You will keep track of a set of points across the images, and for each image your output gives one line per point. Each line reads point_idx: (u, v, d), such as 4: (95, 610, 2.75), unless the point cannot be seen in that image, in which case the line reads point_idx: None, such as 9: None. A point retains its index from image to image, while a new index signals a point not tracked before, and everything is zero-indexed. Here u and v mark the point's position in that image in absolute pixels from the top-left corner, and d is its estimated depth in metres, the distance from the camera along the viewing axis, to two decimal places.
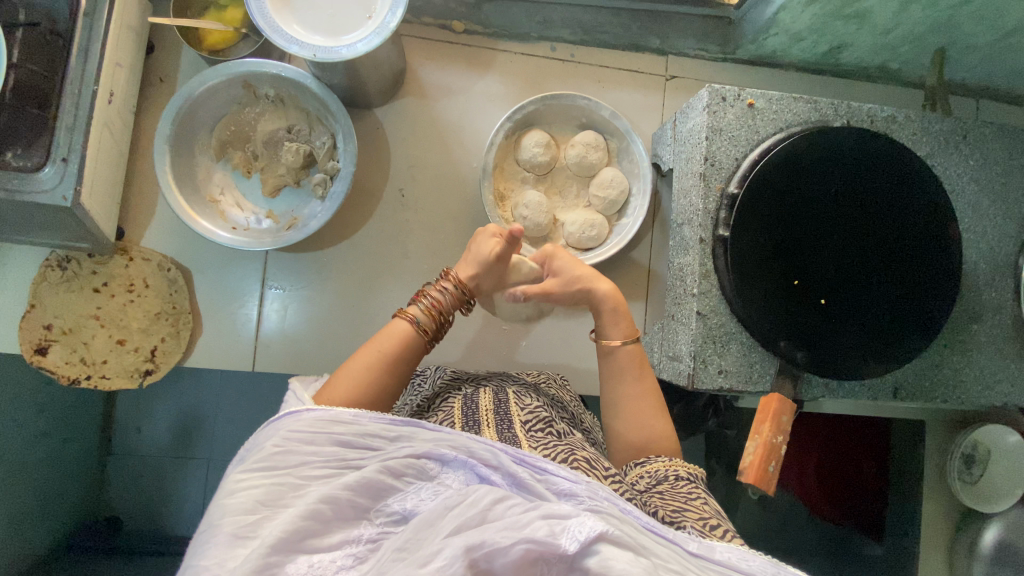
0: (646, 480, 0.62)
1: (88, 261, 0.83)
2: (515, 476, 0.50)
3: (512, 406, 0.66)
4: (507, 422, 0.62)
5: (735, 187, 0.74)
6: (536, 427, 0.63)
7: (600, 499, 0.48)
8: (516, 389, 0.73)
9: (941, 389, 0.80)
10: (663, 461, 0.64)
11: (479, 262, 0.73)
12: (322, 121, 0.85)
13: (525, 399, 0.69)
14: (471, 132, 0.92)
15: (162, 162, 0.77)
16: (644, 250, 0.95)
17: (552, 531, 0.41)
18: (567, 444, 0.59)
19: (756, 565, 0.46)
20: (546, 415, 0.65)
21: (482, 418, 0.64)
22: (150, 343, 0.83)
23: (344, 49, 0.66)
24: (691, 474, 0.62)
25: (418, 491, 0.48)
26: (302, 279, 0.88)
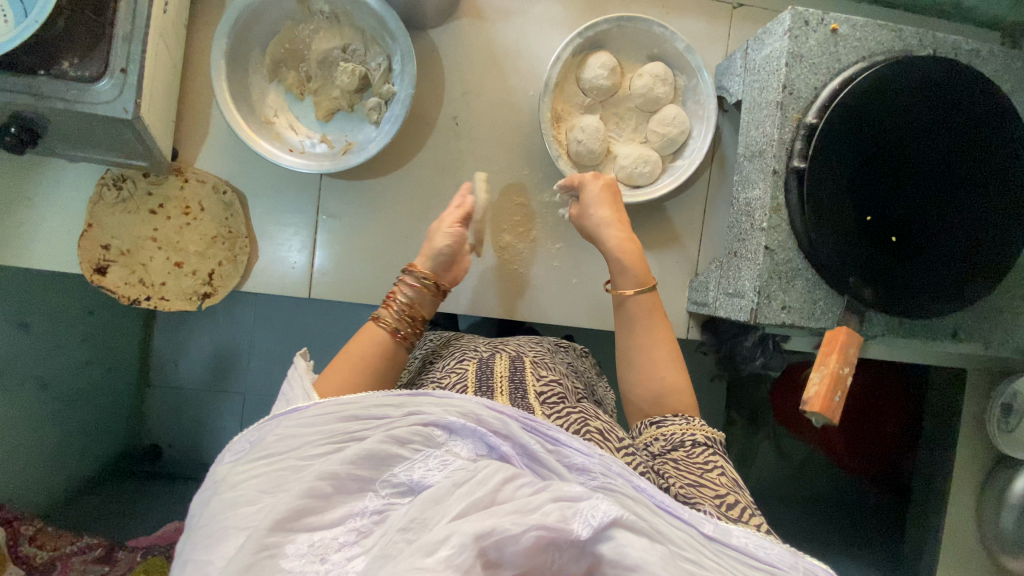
0: (662, 444, 0.61)
1: (143, 181, 0.82)
2: (526, 445, 0.47)
3: (528, 375, 0.63)
4: (521, 391, 0.60)
5: (813, 116, 0.71)
6: (549, 397, 0.60)
7: (615, 475, 0.47)
8: (533, 357, 0.72)
9: (999, 333, 0.79)
10: (682, 424, 0.63)
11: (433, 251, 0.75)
12: (378, 41, 0.81)
13: (541, 370, 0.67)
14: (528, 59, 0.88)
15: (218, 77, 0.76)
16: (700, 189, 0.93)
17: (564, 517, 0.39)
18: (580, 413, 0.57)
19: (773, 553, 0.44)
20: (561, 388, 0.62)
21: (496, 386, 0.60)
22: (207, 267, 0.84)
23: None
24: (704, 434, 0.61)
25: (426, 460, 0.44)
26: (353, 209, 0.86)
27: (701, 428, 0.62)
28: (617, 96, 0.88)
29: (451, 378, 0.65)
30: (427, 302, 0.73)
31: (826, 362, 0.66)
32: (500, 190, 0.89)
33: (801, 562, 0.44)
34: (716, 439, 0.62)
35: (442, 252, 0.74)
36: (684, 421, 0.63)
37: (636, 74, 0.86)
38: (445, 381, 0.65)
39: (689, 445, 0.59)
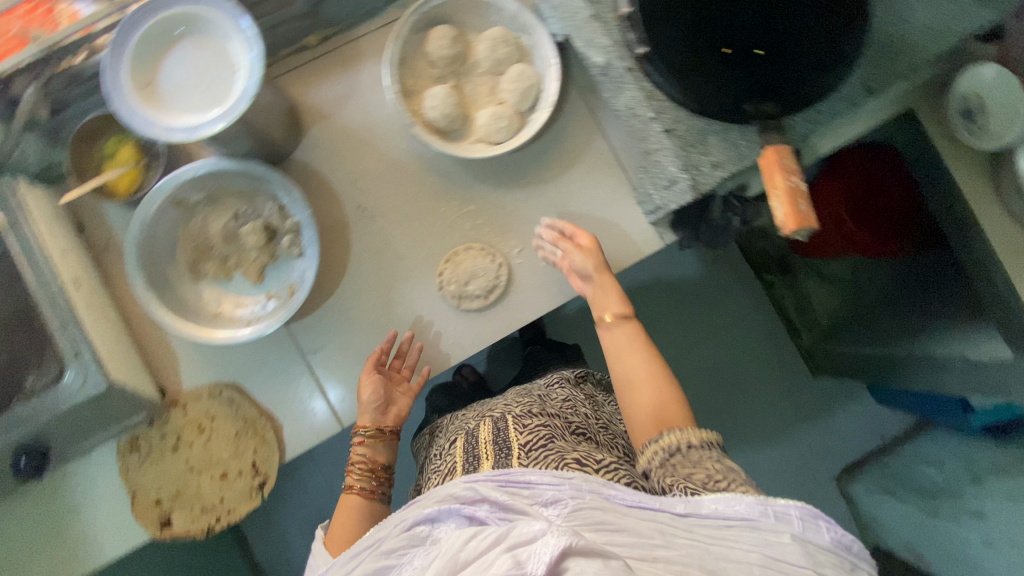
0: (664, 453, 0.70)
1: (153, 429, 0.87)
2: (498, 499, 0.57)
3: (510, 430, 0.74)
4: (504, 449, 0.71)
5: (626, 6, 0.75)
6: (532, 446, 0.71)
7: (583, 492, 0.57)
8: (518, 410, 0.81)
9: (907, 61, 0.81)
10: (676, 445, 0.70)
11: (369, 407, 0.87)
12: (258, 191, 0.87)
13: (525, 420, 0.77)
14: (383, 121, 0.93)
15: (153, 306, 0.81)
16: (591, 121, 0.96)
17: (516, 561, 0.45)
18: (557, 452, 0.69)
19: (743, 507, 0.56)
20: (543, 432, 0.73)
21: (481, 451, 0.73)
22: (247, 460, 0.87)
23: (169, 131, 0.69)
24: (692, 442, 0.70)
25: (414, 558, 0.54)
26: (329, 334, 0.90)
27: (698, 435, 0.70)
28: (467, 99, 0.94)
29: (448, 460, 0.77)
30: (382, 451, 0.86)
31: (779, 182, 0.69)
32: (434, 236, 0.93)
33: (769, 507, 0.56)
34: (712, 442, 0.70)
35: (373, 402, 0.87)
36: (670, 433, 0.72)
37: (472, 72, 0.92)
38: (444, 468, 0.77)
39: (685, 450, 0.69)
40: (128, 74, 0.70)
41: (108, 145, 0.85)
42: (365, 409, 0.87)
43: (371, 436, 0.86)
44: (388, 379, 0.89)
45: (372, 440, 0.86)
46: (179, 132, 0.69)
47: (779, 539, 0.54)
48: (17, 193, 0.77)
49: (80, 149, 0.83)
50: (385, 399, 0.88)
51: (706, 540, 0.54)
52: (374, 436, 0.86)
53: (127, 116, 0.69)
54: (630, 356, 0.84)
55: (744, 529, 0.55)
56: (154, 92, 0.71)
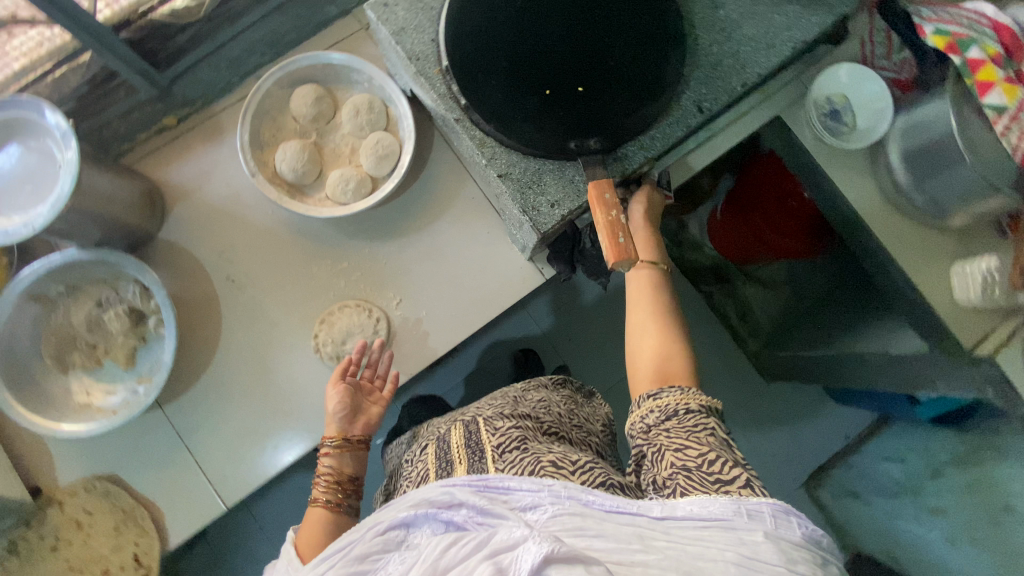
0: (657, 418, 0.64)
1: (30, 530, 0.84)
2: (476, 503, 0.52)
3: (483, 435, 0.68)
4: (478, 453, 0.65)
5: (446, 60, 0.76)
6: (507, 448, 0.64)
7: (564, 498, 0.52)
8: (490, 411, 0.74)
9: (734, 77, 0.81)
10: (677, 415, 0.63)
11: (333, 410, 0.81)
12: (120, 276, 0.87)
13: (496, 421, 0.70)
14: (247, 191, 0.94)
15: (10, 404, 0.80)
16: (456, 167, 0.98)
17: (500, 568, 0.44)
18: (532, 453, 0.62)
19: (715, 507, 0.51)
20: (517, 433, 0.67)
21: (454, 457, 0.67)
22: (129, 553, 0.85)
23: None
24: (692, 412, 0.63)
25: (393, 563, 0.51)
26: (206, 411, 0.88)
27: (688, 398, 0.65)
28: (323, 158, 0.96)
29: (417, 471, 0.70)
30: (349, 460, 0.78)
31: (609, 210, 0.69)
32: (308, 298, 0.93)
33: (742, 505, 0.51)
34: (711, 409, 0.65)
35: (338, 411, 0.81)
36: (669, 397, 0.65)
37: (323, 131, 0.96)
38: (413, 476, 0.70)
39: (682, 420, 0.63)
40: None
41: None
42: (330, 425, 0.81)
43: (334, 443, 0.79)
44: (359, 388, 0.85)
45: (338, 450, 0.78)
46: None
47: (751, 536, 0.49)
48: None
49: None
50: (353, 403, 0.83)
51: (686, 542, 0.49)
52: (337, 443, 0.78)
53: None
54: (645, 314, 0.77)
55: (717, 528, 0.50)
56: None
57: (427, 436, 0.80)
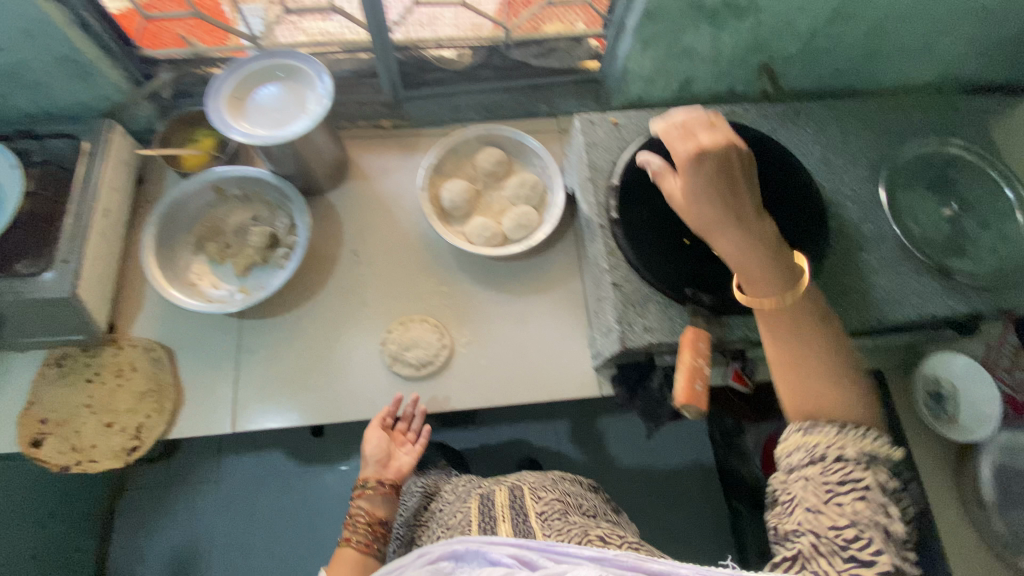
0: (809, 466, 0.57)
1: (82, 356, 0.93)
2: (531, 555, 0.51)
3: (529, 501, 0.72)
4: (522, 515, 0.68)
5: (616, 179, 0.89)
6: (550, 516, 0.68)
7: (627, 568, 0.48)
8: (531, 483, 0.79)
9: (854, 312, 0.85)
10: (830, 439, 0.56)
11: (368, 450, 0.87)
12: (282, 207, 1.03)
13: (539, 492, 0.75)
14: (408, 198, 1.11)
15: (146, 252, 0.93)
16: (573, 263, 1.07)
17: None
18: (580, 525, 0.67)
19: None
20: (560, 505, 0.72)
21: (498, 515, 0.69)
22: (135, 421, 0.90)
23: (230, 131, 0.86)
24: (853, 463, 0.55)
25: None
26: (271, 341, 0.98)
27: (862, 469, 0.55)
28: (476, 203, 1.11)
29: (457, 517, 0.75)
30: (382, 504, 0.84)
31: (721, 129, 0.62)
32: (401, 300, 1.03)
33: None
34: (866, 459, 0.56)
35: (372, 456, 0.87)
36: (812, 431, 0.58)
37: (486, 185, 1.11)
38: (451, 524, 0.75)
39: (836, 468, 0.55)
40: (229, 86, 0.90)
41: (201, 134, 1.05)
42: (366, 469, 0.87)
43: (371, 485, 0.85)
44: (390, 437, 0.90)
45: (377, 494, 0.84)
46: (239, 136, 0.86)
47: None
48: (109, 133, 0.96)
49: (175, 128, 1.03)
50: (388, 450, 0.88)
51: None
52: (372, 488, 0.84)
53: (210, 111, 0.87)
54: (774, 324, 0.62)
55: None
56: (239, 102, 0.89)
57: (466, 489, 0.84)
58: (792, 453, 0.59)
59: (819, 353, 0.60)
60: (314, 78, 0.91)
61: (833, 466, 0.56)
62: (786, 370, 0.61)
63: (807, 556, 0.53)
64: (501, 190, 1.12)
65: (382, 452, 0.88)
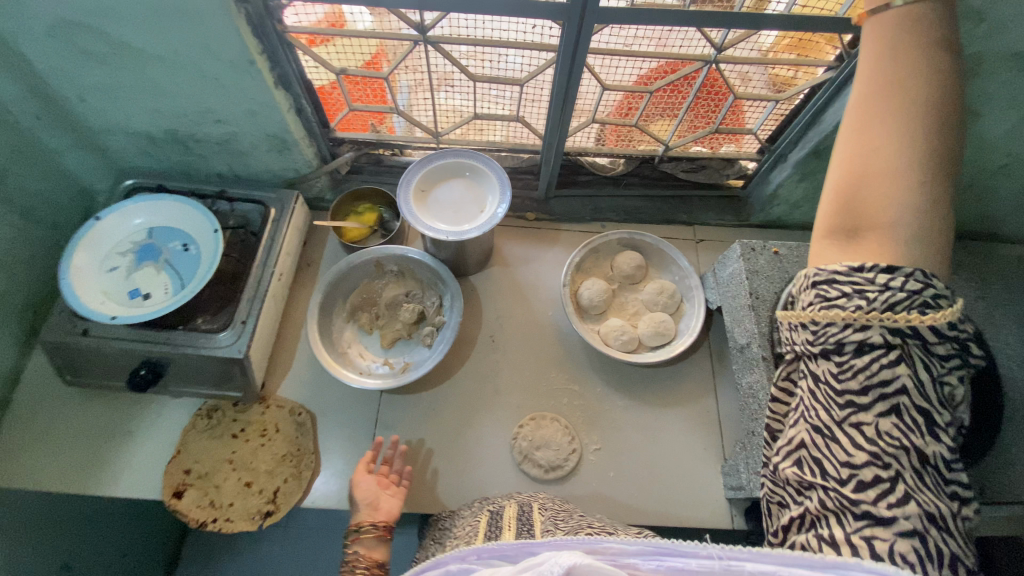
0: (824, 361, 0.48)
1: (232, 410, 0.97)
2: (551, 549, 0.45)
3: (535, 513, 0.73)
4: (529, 524, 0.69)
5: (780, 313, 0.90)
6: (559, 523, 0.68)
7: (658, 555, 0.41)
8: (544, 499, 0.80)
9: None
10: (854, 309, 0.46)
11: (359, 501, 0.83)
12: (432, 286, 1.06)
13: (549, 509, 0.77)
14: (546, 289, 1.13)
15: (311, 323, 0.98)
16: (707, 378, 1.07)
17: None
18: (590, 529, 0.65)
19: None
20: (568, 516, 0.73)
21: (504, 524, 0.69)
22: (273, 484, 0.92)
23: (461, 234, 0.90)
24: (859, 307, 0.46)
25: None
26: (408, 420, 0.99)
27: (866, 315, 0.45)
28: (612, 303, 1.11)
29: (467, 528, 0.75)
30: (379, 544, 0.79)
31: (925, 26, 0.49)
32: (534, 393, 1.03)
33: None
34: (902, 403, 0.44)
35: (359, 502, 0.83)
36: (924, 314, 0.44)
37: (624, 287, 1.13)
38: (460, 534, 0.73)
39: (850, 353, 0.46)
40: (418, 179, 0.96)
41: (363, 206, 1.12)
42: (359, 513, 0.82)
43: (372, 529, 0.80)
44: (377, 482, 0.86)
45: (376, 538, 0.79)
46: (475, 232, 0.91)
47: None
48: (295, 203, 1.03)
49: (345, 199, 1.11)
50: (376, 497, 0.84)
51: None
52: (366, 533, 0.79)
53: (401, 202, 0.93)
54: (873, 113, 0.48)
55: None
56: (424, 195, 0.96)
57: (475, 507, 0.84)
58: (851, 394, 0.45)
59: (910, 216, 0.46)
60: (490, 176, 0.96)
61: (891, 441, 0.43)
62: (847, 196, 0.49)
63: (807, 447, 0.46)
64: (638, 293, 1.12)
65: (370, 498, 0.84)
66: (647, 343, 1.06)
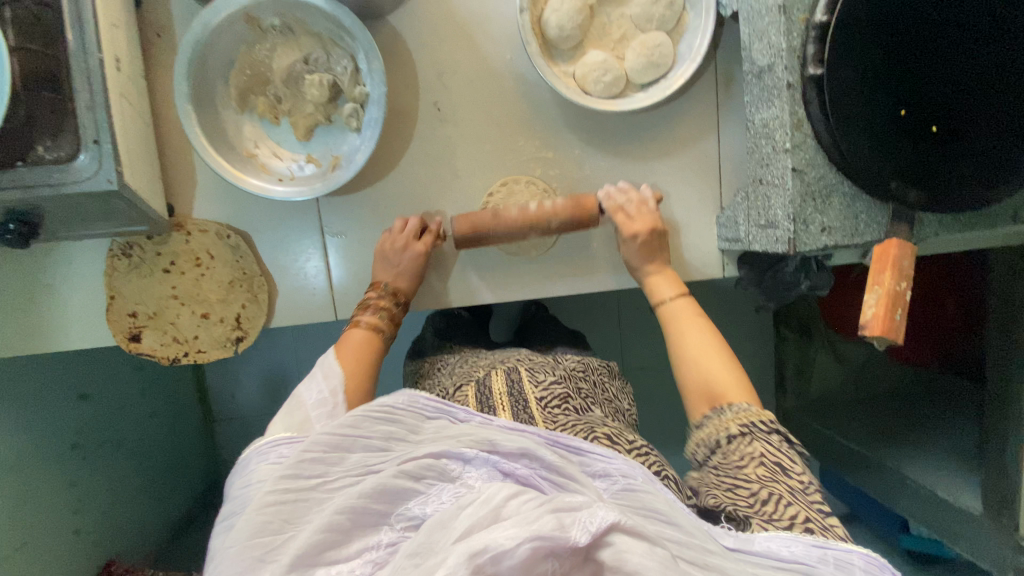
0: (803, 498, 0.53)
1: (149, 244, 0.82)
2: (544, 457, 0.49)
3: (526, 385, 0.65)
4: (522, 403, 0.62)
5: (822, 13, 0.63)
6: (552, 405, 0.63)
7: (635, 476, 0.50)
8: (530, 364, 0.73)
9: None
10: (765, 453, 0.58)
11: (388, 255, 0.81)
12: (338, 42, 0.76)
13: (540, 374, 0.69)
14: (496, 21, 0.82)
15: (190, 123, 0.74)
16: (710, 115, 0.86)
17: (562, 524, 0.41)
18: (586, 423, 0.60)
19: (798, 549, 0.46)
20: (562, 393, 0.65)
21: (497, 403, 0.63)
22: (232, 311, 0.84)
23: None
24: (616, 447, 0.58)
25: (439, 493, 0.47)
26: (359, 222, 0.85)
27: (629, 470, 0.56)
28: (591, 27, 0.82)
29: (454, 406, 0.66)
30: (404, 277, 0.80)
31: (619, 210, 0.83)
32: (499, 167, 0.85)
33: (828, 552, 0.45)
34: (752, 424, 0.61)
35: (393, 252, 0.81)
36: (719, 415, 0.64)
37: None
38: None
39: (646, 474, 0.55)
40: None
41: None
42: (383, 274, 0.81)
43: (386, 291, 0.80)
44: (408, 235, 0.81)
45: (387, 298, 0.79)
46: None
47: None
48: None
49: None
50: (410, 246, 0.81)
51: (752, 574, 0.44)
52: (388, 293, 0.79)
53: None
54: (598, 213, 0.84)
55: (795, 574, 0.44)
56: None
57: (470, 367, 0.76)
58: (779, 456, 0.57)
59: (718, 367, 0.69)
60: None
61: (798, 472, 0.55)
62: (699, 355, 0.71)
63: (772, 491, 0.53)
64: (624, 7, 0.81)
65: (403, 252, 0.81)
66: (634, 82, 0.82)
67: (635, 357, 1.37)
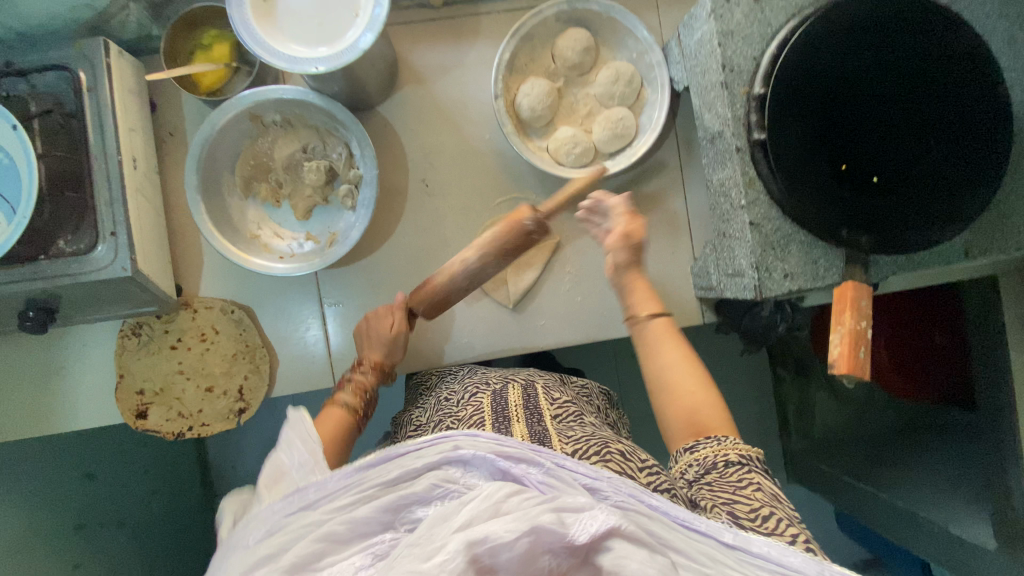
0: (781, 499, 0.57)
1: (158, 323, 0.87)
2: (541, 466, 0.51)
3: (542, 402, 0.69)
4: (536, 416, 0.65)
5: (759, 87, 0.71)
6: (564, 421, 0.66)
7: (626, 494, 0.50)
8: (544, 383, 0.76)
9: (1015, 237, 0.75)
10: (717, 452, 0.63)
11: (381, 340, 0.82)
12: (333, 132, 0.85)
13: (554, 396, 0.72)
14: (475, 104, 0.91)
15: (199, 212, 0.81)
16: (676, 175, 0.94)
17: (562, 522, 0.44)
18: (598, 437, 0.61)
19: (797, 561, 0.47)
20: (574, 412, 0.68)
21: (512, 414, 0.65)
22: (235, 384, 0.88)
23: (347, 52, 0.65)
24: (631, 470, 0.57)
25: (443, 498, 0.48)
26: (353, 291, 0.90)
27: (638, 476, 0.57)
28: (560, 106, 0.91)
29: (468, 412, 0.68)
30: (380, 347, 0.82)
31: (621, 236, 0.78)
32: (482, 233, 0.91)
33: (828, 572, 0.46)
34: (751, 455, 0.63)
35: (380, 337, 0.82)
36: (715, 442, 0.64)
37: (571, 81, 0.91)
38: (459, 416, 0.68)
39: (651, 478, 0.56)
40: None
41: (207, 38, 0.84)
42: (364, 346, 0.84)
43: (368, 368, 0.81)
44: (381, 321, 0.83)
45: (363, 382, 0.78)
46: (367, 36, 0.65)
47: None
48: (107, 56, 0.75)
49: (178, 33, 0.83)
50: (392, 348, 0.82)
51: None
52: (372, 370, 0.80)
53: (236, 25, 0.65)
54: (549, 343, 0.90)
55: None
56: (269, 8, 0.67)
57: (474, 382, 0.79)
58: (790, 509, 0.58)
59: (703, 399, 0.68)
60: None
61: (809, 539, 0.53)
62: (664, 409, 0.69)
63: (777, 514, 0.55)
64: (588, 87, 0.91)
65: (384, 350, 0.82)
66: (601, 151, 0.90)
67: (635, 407, 1.37)
